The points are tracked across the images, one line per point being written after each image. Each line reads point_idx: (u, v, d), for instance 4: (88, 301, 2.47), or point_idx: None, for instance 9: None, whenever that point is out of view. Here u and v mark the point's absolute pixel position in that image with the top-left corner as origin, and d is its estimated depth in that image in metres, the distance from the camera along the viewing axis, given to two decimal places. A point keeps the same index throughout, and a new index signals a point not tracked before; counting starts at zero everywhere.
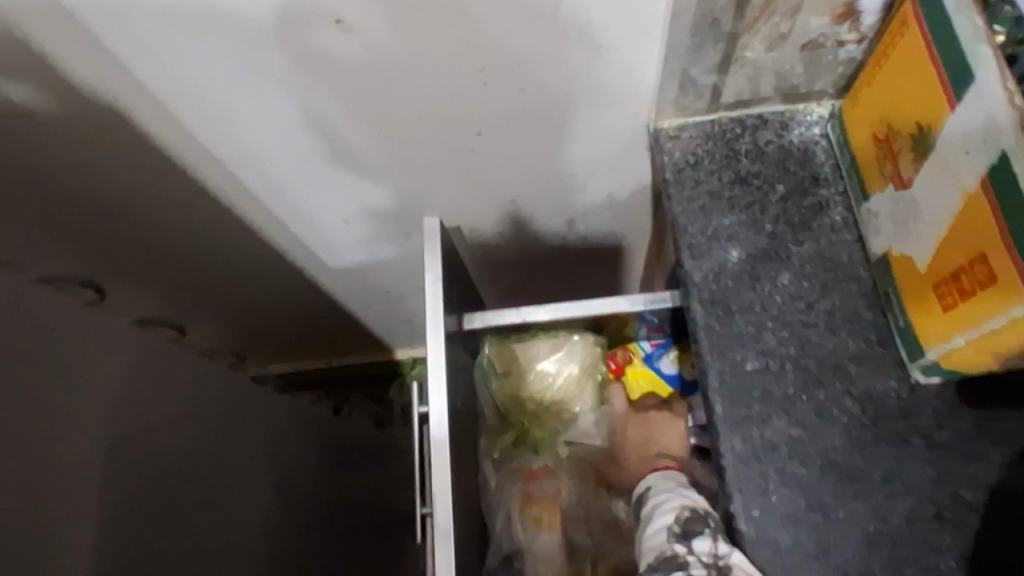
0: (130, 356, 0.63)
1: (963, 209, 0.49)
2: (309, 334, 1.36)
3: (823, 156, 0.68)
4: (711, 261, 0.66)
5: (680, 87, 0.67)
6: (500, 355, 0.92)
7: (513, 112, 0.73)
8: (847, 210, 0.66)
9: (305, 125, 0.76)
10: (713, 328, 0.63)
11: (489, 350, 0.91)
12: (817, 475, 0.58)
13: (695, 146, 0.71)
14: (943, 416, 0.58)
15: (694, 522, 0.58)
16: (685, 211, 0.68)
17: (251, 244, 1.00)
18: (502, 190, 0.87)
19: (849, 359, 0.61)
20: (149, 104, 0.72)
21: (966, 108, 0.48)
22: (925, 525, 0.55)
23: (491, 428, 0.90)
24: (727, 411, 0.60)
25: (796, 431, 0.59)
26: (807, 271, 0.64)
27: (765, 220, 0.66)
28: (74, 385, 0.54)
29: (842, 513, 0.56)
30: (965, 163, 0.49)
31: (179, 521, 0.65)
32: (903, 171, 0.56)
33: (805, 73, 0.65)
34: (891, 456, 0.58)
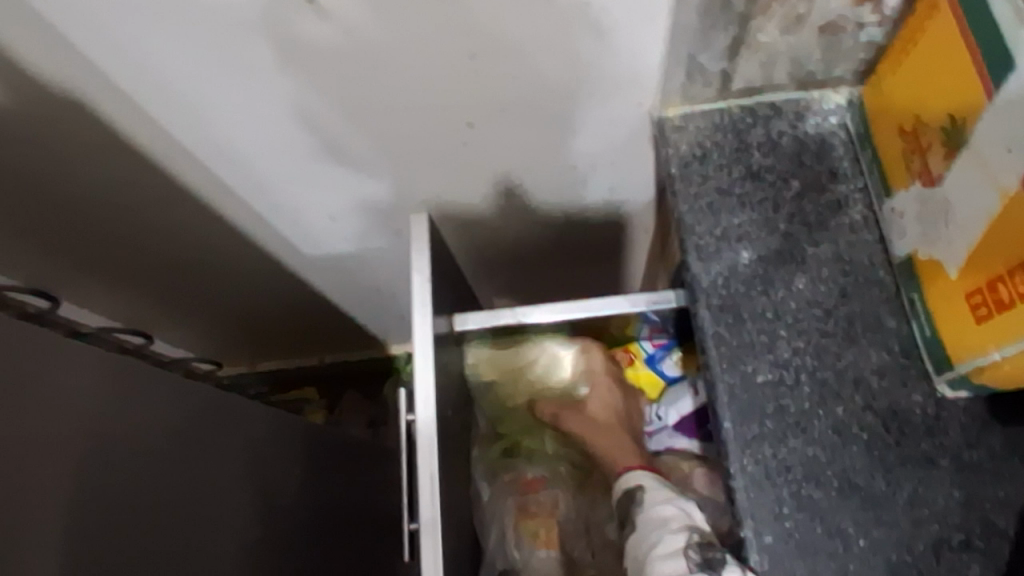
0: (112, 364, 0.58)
1: (1004, 212, 0.44)
2: (298, 331, 1.31)
3: (841, 149, 0.63)
4: (720, 263, 0.61)
5: (687, 74, 0.62)
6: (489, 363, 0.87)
7: (508, 103, 0.68)
8: (867, 208, 0.61)
9: (284, 117, 0.70)
10: (722, 336, 0.58)
11: (478, 357, 0.87)
12: (836, 498, 0.53)
13: (703, 138, 0.65)
14: (972, 434, 0.54)
15: (712, 548, 0.52)
16: (692, 209, 0.63)
17: (233, 241, 0.95)
18: (495, 184, 0.82)
19: (871, 371, 0.56)
20: (115, 96, 0.67)
21: (1011, 99, 0.43)
22: (952, 553, 0.51)
23: (484, 438, 0.86)
24: (737, 427, 0.56)
25: (813, 450, 0.54)
26: (824, 274, 0.59)
27: (779, 219, 0.61)
28: (44, 403, 0.50)
29: (863, 540, 0.52)
30: (1007, 162, 0.44)
31: (165, 546, 0.60)
32: (932, 168, 0.51)
33: (823, 59, 0.60)
34: (916, 479, 0.53)
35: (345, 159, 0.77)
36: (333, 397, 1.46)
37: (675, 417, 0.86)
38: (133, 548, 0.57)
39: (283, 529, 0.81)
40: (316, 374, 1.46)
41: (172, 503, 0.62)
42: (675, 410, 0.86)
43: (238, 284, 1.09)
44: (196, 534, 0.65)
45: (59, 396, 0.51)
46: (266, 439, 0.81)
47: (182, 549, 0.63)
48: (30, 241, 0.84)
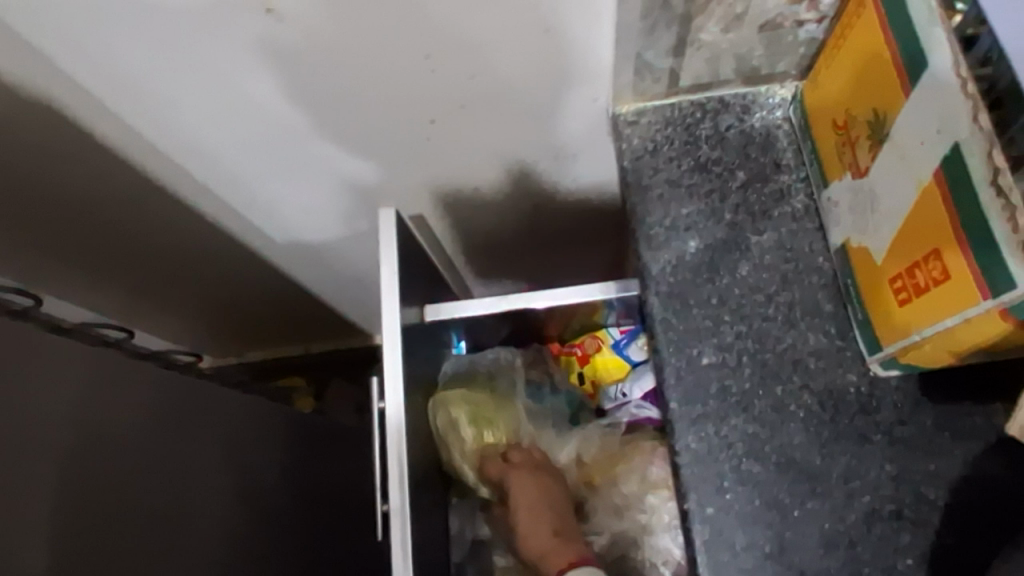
0: (93, 357, 0.61)
1: (918, 201, 0.47)
2: (284, 322, 1.34)
3: (785, 141, 0.66)
4: (669, 252, 0.64)
5: (636, 72, 0.64)
6: (446, 406, 0.85)
7: (468, 100, 0.70)
8: (808, 197, 0.64)
9: (252, 116, 0.73)
10: (669, 322, 0.62)
11: (434, 406, 0.85)
12: (774, 472, 0.56)
13: (654, 131, 0.68)
14: (905, 411, 0.57)
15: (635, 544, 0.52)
16: (643, 201, 0.65)
17: (212, 236, 0.98)
18: (463, 177, 0.85)
19: (809, 353, 0.59)
20: (88, 100, 0.69)
21: (921, 95, 0.45)
22: (884, 523, 0.54)
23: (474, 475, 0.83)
24: (682, 407, 0.59)
25: (753, 427, 0.58)
26: (766, 262, 0.62)
27: (725, 209, 0.64)
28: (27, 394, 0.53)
29: (799, 511, 0.55)
30: (920, 154, 0.46)
31: (148, 529, 0.63)
32: (860, 160, 0.54)
33: (765, 54, 0.63)
34: (850, 454, 0.56)
35: (315, 155, 0.80)
36: (319, 382, 1.49)
37: (638, 392, 0.93)
38: (116, 535, 0.59)
39: (265, 511, 0.84)
40: (303, 361, 1.49)
41: (154, 489, 0.65)
42: (638, 386, 0.93)
43: (220, 277, 1.12)
44: (178, 519, 0.68)
45: (38, 387, 0.54)
46: (247, 427, 0.84)
47: (164, 534, 0.65)
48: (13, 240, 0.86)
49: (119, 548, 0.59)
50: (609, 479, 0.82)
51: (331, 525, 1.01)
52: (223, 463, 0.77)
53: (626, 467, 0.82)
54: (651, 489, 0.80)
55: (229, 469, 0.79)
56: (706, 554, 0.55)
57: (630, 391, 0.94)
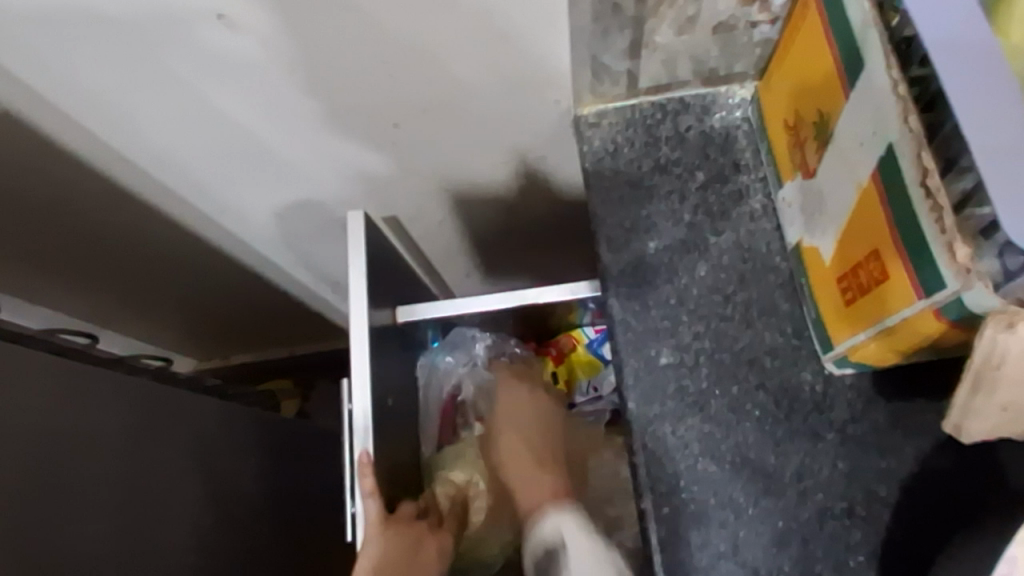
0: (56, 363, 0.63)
1: (860, 200, 0.47)
2: (267, 325, 1.36)
3: (744, 141, 0.66)
4: (629, 253, 0.64)
5: (594, 75, 0.65)
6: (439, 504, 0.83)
7: (430, 106, 0.72)
8: (767, 197, 0.64)
9: (217, 122, 0.73)
10: (629, 323, 0.62)
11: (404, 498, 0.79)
12: (729, 471, 0.57)
13: (616, 134, 0.68)
14: (858, 409, 0.57)
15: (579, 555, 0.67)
16: (604, 203, 0.66)
17: (188, 243, 0.98)
18: (433, 178, 0.87)
19: (765, 351, 0.60)
20: (52, 114, 0.70)
21: (860, 97, 0.46)
22: (836, 521, 0.55)
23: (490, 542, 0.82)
24: (640, 408, 0.59)
25: (708, 426, 0.58)
26: (724, 262, 0.63)
27: (685, 210, 0.65)
28: None
29: (752, 510, 0.56)
30: (860, 155, 0.46)
31: (106, 534, 0.64)
32: (809, 160, 0.54)
33: (721, 56, 0.63)
34: (804, 452, 0.57)
35: (284, 160, 0.81)
36: (306, 387, 1.49)
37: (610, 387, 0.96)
38: (69, 537, 0.59)
39: (237, 514, 0.85)
40: (287, 363, 1.50)
41: (113, 494, 0.65)
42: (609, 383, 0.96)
43: (198, 283, 1.13)
44: (141, 524, 0.68)
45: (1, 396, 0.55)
46: (219, 430, 0.85)
47: (121, 535, 0.65)
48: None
49: (73, 554, 0.60)
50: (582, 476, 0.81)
51: (302, 527, 1.02)
52: (191, 466, 0.78)
53: (597, 464, 0.82)
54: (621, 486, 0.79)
55: (199, 472, 0.79)
56: (663, 553, 0.56)
57: (601, 386, 0.97)
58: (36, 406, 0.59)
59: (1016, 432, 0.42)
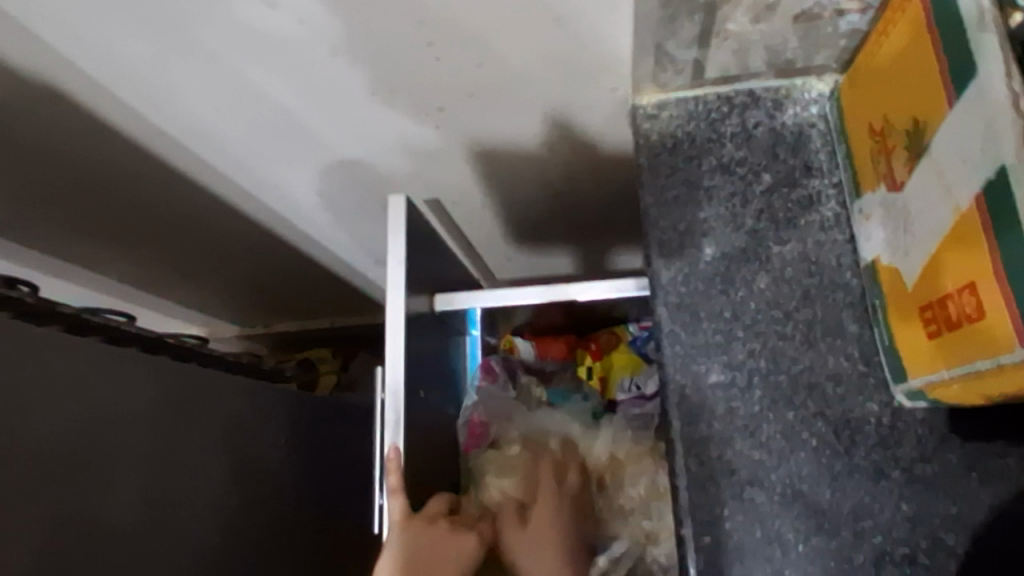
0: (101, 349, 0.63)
1: (956, 225, 0.41)
2: (306, 297, 1.36)
3: (819, 141, 0.60)
4: (683, 260, 0.59)
5: (656, 62, 0.60)
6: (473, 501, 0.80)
7: (477, 88, 0.68)
8: (840, 205, 0.59)
9: (256, 98, 0.71)
10: (677, 336, 0.58)
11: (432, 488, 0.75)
12: (778, 504, 0.53)
13: (675, 127, 0.62)
14: (929, 447, 0.52)
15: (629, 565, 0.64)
16: (658, 203, 0.61)
17: (226, 216, 0.97)
18: (476, 163, 0.83)
19: (826, 377, 0.55)
20: (94, 88, 0.68)
21: (965, 107, 0.40)
22: (894, 568, 0.50)
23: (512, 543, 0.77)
24: (684, 427, 0.55)
25: (758, 453, 0.54)
26: (788, 275, 0.58)
27: (746, 215, 0.59)
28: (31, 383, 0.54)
29: (801, 548, 0.52)
30: (960, 174, 0.41)
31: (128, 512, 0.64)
32: (896, 172, 0.48)
33: (801, 47, 0.57)
34: (864, 490, 0.52)
35: (322, 137, 0.78)
36: (345, 357, 1.46)
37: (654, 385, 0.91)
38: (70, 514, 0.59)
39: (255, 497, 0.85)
40: (328, 333, 1.50)
41: (138, 475, 0.65)
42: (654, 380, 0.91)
43: (241, 254, 1.13)
44: (164, 506, 0.68)
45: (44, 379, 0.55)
46: (249, 411, 0.85)
47: (147, 515, 0.66)
48: (31, 213, 0.88)
49: (99, 535, 0.60)
50: (618, 482, 0.78)
51: (328, 503, 1.02)
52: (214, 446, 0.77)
53: (636, 472, 0.78)
54: (657, 496, 0.76)
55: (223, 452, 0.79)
56: None
57: (645, 384, 0.92)
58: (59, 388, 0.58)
59: None
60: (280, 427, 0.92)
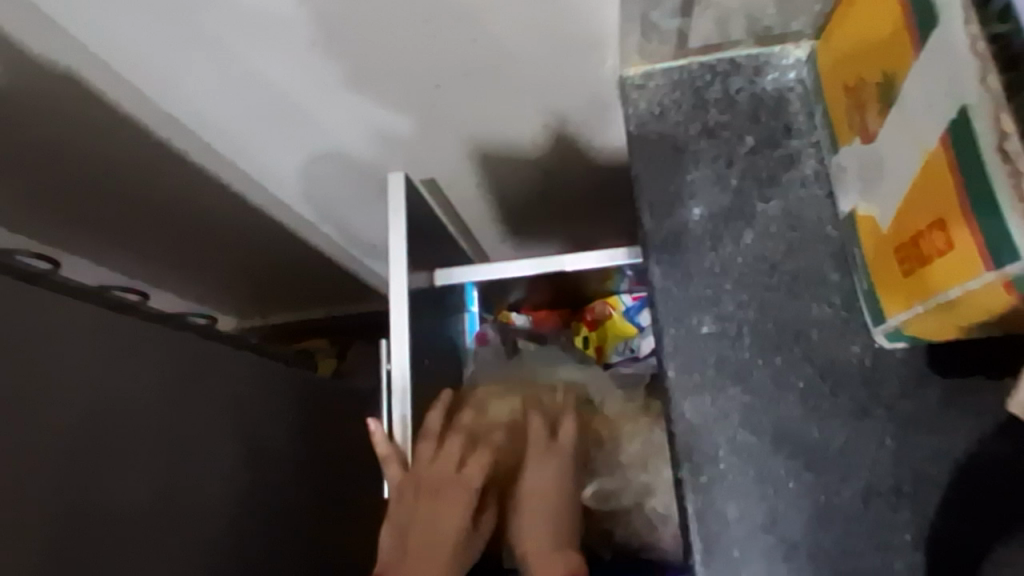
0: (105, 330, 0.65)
1: (924, 165, 0.44)
2: (303, 287, 1.38)
3: (798, 104, 0.63)
4: (672, 220, 0.62)
5: (642, 33, 0.62)
6: None
7: (470, 64, 0.71)
8: (819, 162, 0.62)
9: (262, 80, 0.73)
10: (669, 292, 0.61)
11: None
12: (769, 443, 0.56)
13: (662, 95, 0.66)
14: (910, 385, 0.55)
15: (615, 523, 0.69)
16: (648, 168, 0.64)
17: (227, 203, 0.99)
18: (469, 138, 0.85)
19: (811, 324, 0.58)
20: (102, 71, 0.69)
21: (931, 54, 0.43)
22: (881, 499, 0.53)
23: None
24: (679, 376, 0.59)
25: (749, 397, 0.57)
26: (772, 230, 0.61)
27: (731, 175, 0.63)
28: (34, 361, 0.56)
29: (793, 484, 0.55)
30: (926, 117, 0.44)
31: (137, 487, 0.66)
32: (869, 124, 0.51)
33: (778, 14, 0.60)
34: (850, 427, 0.55)
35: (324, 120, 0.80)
36: (342, 346, 1.48)
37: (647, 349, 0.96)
38: (59, 494, 0.60)
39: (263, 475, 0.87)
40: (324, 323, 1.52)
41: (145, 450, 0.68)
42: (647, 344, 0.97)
43: (240, 243, 1.14)
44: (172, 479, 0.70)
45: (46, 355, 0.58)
46: (252, 387, 0.87)
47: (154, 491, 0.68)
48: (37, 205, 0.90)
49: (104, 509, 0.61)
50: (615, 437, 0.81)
51: (333, 482, 1.05)
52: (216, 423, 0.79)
53: (633, 429, 0.81)
54: (654, 450, 0.80)
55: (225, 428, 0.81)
56: (698, 523, 0.55)
57: (638, 347, 0.98)
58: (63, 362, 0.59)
59: None
60: (285, 407, 0.94)
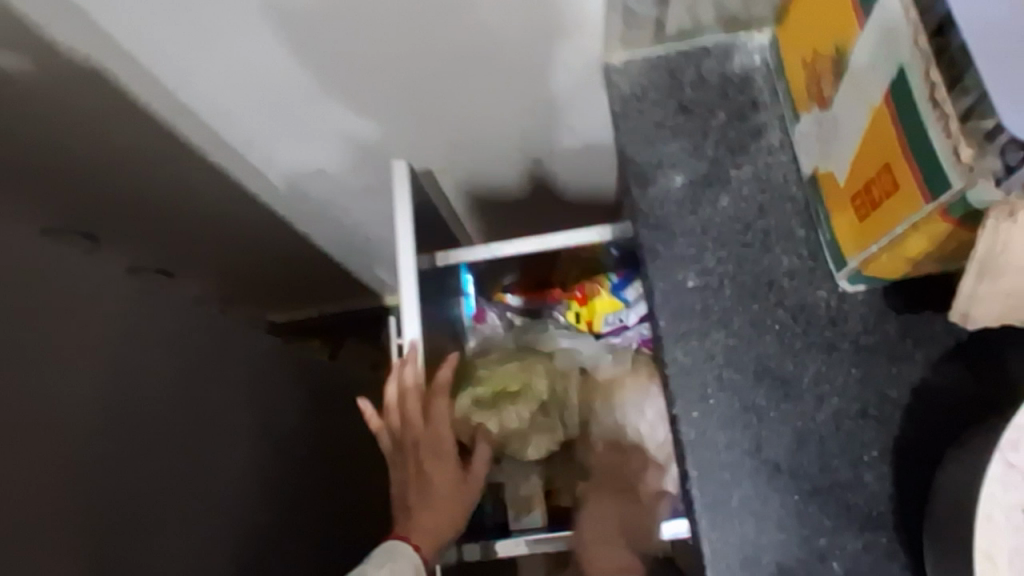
0: None
1: (871, 120, 0.52)
2: (297, 284, 1.41)
3: (762, 82, 0.71)
4: (656, 187, 0.70)
5: (624, 21, 0.69)
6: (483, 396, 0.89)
7: (467, 55, 0.76)
8: (784, 132, 0.69)
9: (275, 77, 0.78)
10: (656, 251, 0.68)
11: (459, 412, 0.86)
12: (751, 379, 0.63)
13: (641, 79, 0.73)
14: (870, 321, 0.63)
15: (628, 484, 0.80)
16: (633, 142, 0.71)
17: (231, 197, 1.03)
18: (463, 129, 0.90)
19: (783, 273, 0.65)
20: (123, 68, 0.74)
21: (873, 24, 0.50)
22: (851, 421, 0.61)
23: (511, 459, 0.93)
24: (668, 325, 0.65)
25: (732, 340, 0.64)
26: (745, 193, 0.68)
27: (707, 146, 0.70)
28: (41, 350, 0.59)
29: (774, 413, 0.62)
30: (872, 79, 0.51)
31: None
32: (826, 91, 0.59)
33: (742, 1, 0.67)
34: (821, 361, 0.63)
35: (331, 114, 0.85)
36: (334, 346, 1.55)
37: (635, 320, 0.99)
38: None
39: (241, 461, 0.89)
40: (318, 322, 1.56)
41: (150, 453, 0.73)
42: (634, 312, 0.99)
43: (240, 240, 1.18)
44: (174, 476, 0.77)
45: None
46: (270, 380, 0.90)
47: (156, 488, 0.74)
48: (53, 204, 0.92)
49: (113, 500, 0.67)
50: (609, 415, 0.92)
51: None
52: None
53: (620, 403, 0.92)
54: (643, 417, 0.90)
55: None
56: (693, 452, 0.62)
57: (627, 318, 1.00)
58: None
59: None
60: None
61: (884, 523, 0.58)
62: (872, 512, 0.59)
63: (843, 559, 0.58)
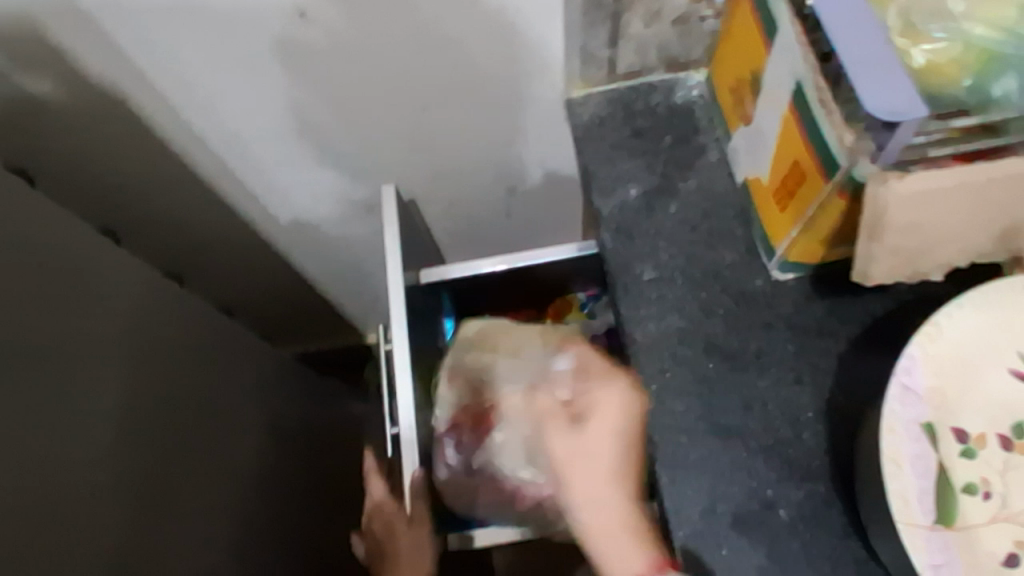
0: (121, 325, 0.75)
1: (783, 126, 0.64)
2: (285, 322, 1.46)
3: (701, 112, 0.84)
4: (615, 197, 0.81)
5: (583, 60, 0.82)
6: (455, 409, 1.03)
7: (453, 89, 0.87)
8: (721, 152, 0.82)
9: (282, 112, 0.88)
10: (617, 249, 0.78)
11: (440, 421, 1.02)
12: (702, 354, 0.72)
13: (599, 110, 0.85)
14: (802, 304, 0.73)
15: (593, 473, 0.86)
16: (594, 161, 0.83)
17: (232, 227, 1.11)
18: (447, 161, 1.01)
19: (725, 266, 0.76)
20: (145, 99, 0.83)
21: (777, 51, 0.63)
22: (788, 387, 0.70)
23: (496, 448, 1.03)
24: (630, 311, 0.75)
25: (684, 322, 0.74)
26: (691, 201, 0.80)
27: (657, 163, 0.82)
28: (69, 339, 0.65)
29: (723, 383, 0.71)
30: (780, 94, 0.64)
31: (135, 452, 0.73)
32: (749, 110, 0.71)
33: (681, 44, 0.80)
34: (761, 338, 0.72)
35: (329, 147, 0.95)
36: None
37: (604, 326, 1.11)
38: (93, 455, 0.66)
39: (238, 467, 0.93)
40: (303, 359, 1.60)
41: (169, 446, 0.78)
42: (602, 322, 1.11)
43: (236, 273, 1.25)
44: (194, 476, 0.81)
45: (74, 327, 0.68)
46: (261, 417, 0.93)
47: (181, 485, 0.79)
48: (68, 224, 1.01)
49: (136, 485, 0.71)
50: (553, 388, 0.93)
51: None
52: (201, 413, 0.87)
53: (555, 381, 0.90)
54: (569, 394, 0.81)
55: (208, 418, 0.89)
56: (653, 418, 0.70)
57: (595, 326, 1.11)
58: (82, 334, 0.68)
59: (899, 274, 0.61)
60: None
61: (821, 474, 0.67)
62: (811, 464, 0.67)
63: (788, 506, 0.66)
